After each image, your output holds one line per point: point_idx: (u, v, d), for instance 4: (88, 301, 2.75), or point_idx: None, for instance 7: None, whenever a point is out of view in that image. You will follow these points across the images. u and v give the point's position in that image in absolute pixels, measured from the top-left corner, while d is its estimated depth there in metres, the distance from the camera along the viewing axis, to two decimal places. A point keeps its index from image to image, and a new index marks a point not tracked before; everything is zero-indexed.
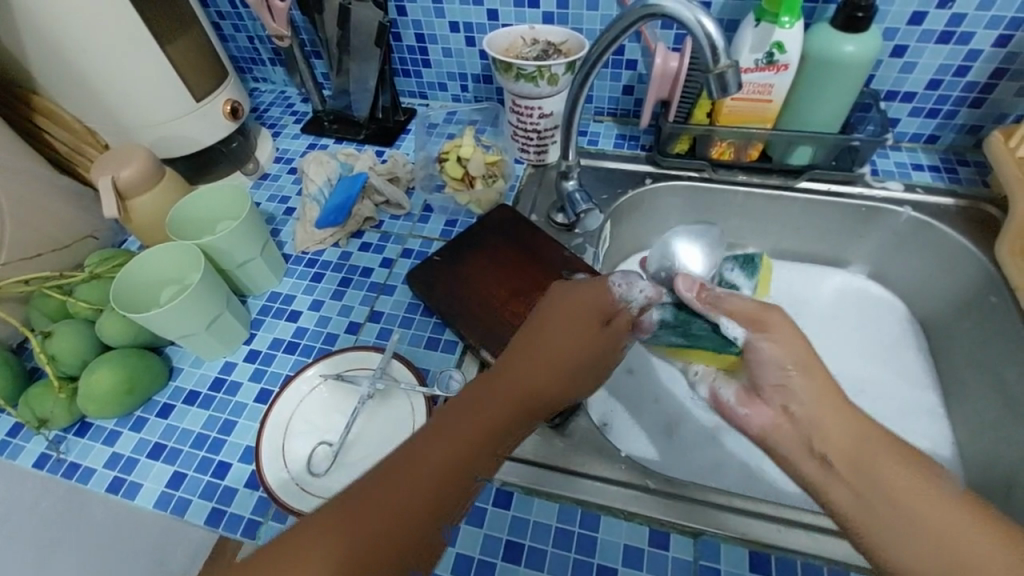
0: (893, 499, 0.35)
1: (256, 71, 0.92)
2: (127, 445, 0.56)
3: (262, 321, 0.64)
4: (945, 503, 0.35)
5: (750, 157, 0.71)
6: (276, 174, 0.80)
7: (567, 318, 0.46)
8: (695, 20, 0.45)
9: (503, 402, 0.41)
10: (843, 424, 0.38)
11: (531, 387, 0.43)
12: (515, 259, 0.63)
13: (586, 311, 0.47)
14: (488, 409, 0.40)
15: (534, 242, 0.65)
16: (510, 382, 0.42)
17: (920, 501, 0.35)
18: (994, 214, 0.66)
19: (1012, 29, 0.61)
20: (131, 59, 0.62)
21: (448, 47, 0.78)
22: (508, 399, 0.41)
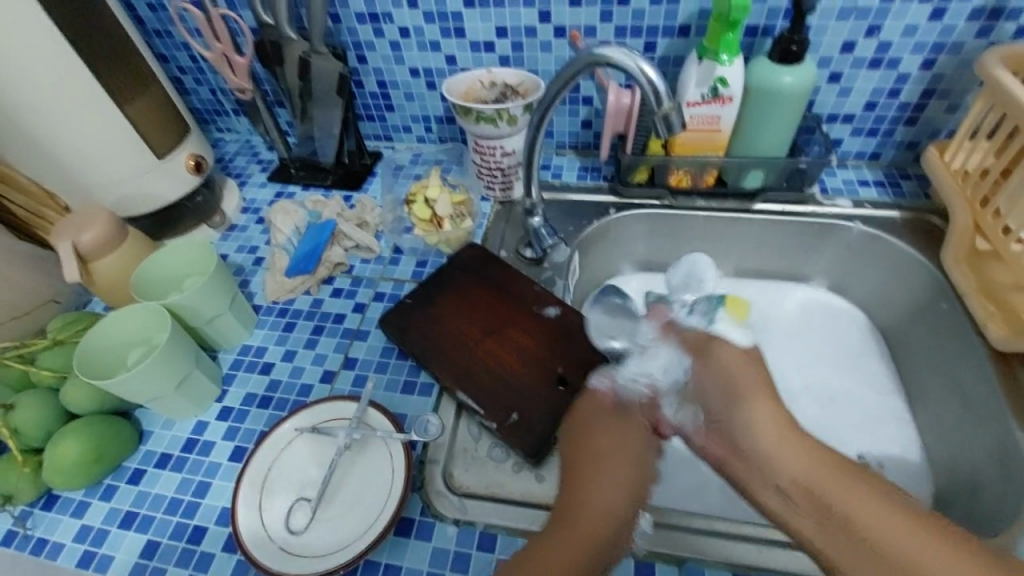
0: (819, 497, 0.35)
1: (220, 122, 0.92)
2: (97, 515, 0.54)
3: (234, 376, 0.63)
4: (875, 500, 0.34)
5: (707, 183, 0.73)
6: (243, 225, 0.80)
7: (598, 432, 0.46)
8: (638, 67, 0.47)
9: (577, 537, 0.39)
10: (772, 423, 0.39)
11: (605, 508, 0.42)
12: (487, 297, 0.64)
13: (603, 416, 0.47)
14: (561, 546, 0.39)
15: (503, 279, 0.66)
16: (584, 501, 0.42)
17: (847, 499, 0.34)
18: (937, 223, 0.70)
19: (934, 53, 0.65)
20: (90, 122, 0.62)
21: (410, 91, 0.80)
22: (580, 532, 0.40)
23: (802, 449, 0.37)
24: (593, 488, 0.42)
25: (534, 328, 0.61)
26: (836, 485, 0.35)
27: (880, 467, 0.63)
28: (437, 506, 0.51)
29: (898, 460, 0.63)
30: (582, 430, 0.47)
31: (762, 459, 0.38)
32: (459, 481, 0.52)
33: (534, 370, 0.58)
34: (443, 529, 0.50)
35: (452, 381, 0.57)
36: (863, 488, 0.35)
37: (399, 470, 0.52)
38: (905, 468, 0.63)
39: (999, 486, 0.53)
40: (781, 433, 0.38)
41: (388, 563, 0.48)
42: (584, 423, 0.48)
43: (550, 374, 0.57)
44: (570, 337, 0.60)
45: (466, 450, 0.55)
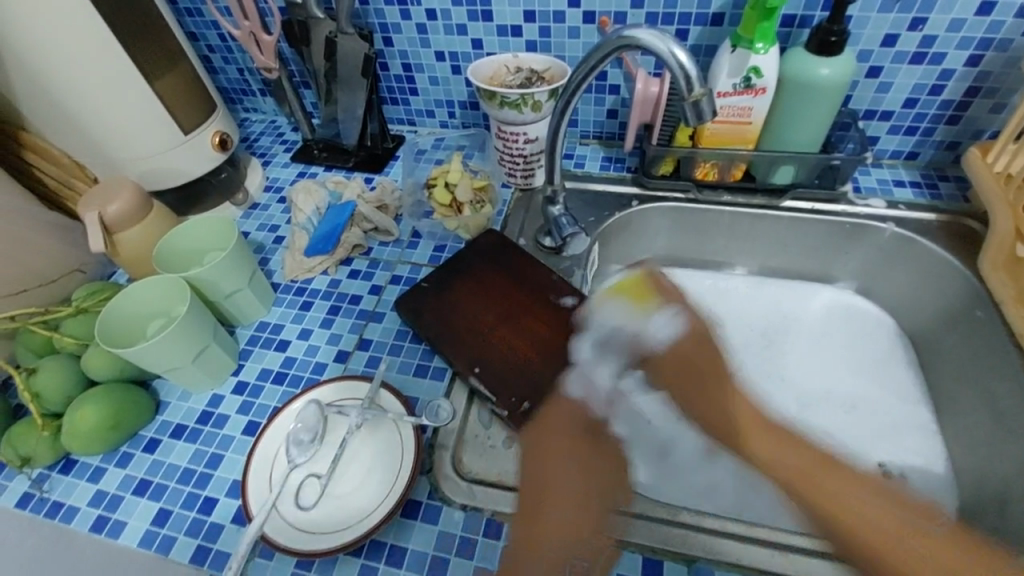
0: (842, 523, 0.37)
1: (246, 101, 0.93)
2: (112, 482, 0.55)
3: (250, 352, 0.63)
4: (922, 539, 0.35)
5: (735, 177, 0.71)
6: (265, 204, 0.80)
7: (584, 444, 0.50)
8: (669, 51, 0.46)
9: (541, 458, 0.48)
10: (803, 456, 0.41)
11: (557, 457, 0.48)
12: (501, 283, 0.64)
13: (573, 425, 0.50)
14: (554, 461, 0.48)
15: (519, 266, 0.65)
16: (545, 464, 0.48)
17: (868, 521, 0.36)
18: (976, 227, 0.67)
19: (981, 49, 0.62)
20: (119, 94, 0.63)
21: (435, 75, 0.80)
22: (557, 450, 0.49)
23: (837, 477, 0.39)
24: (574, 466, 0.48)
25: (549, 316, 0.60)
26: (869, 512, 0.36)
27: (903, 478, 0.61)
28: (445, 490, 0.50)
29: (922, 471, 0.61)
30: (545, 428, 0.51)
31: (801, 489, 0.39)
32: (468, 467, 0.52)
33: (546, 358, 0.57)
34: (449, 513, 0.49)
35: (465, 367, 0.57)
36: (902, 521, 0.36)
37: (408, 452, 0.51)
38: (929, 480, 0.60)
39: None
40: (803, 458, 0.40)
41: (394, 544, 0.48)
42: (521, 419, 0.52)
43: (563, 365, 0.56)
44: (583, 326, 0.59)
45: (476, 436, 0.54)
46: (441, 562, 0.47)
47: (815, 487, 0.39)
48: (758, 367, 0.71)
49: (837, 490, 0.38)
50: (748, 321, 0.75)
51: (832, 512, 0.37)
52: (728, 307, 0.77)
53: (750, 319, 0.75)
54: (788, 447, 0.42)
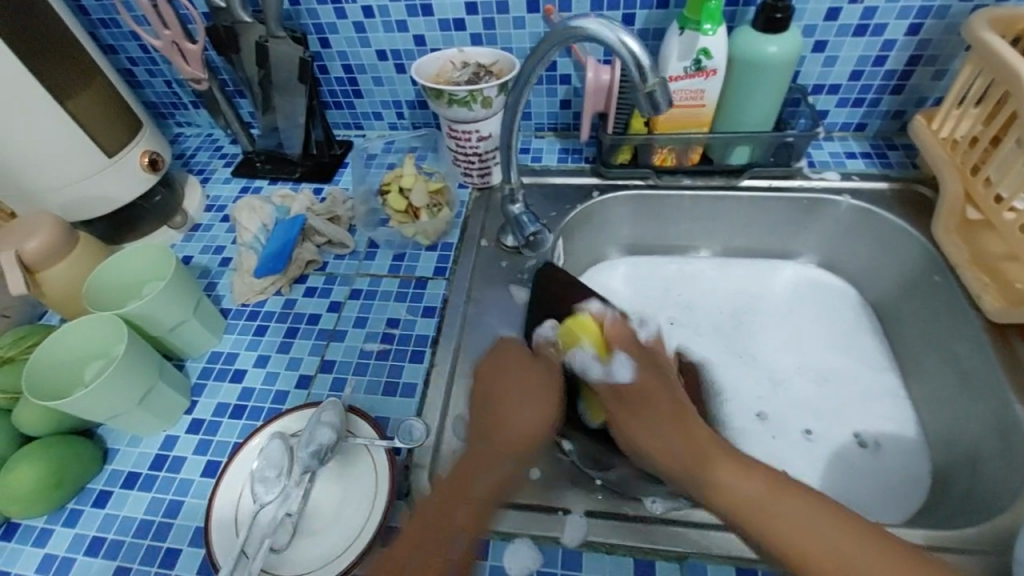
0: (751, 515, 0.41)
1: (179, 115, 0.87)
2: (61, 543, 0.50)
3: (204, 386, 0.59)
4: (843, 530, 0.39)
5: (692, 161, 0.70)
6: (207, 224, 0.75)
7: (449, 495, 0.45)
8: (618, 38, 0.44)
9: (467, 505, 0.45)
10: (729, 462, 0.43)
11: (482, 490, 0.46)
12: (515, 385, 0.50)
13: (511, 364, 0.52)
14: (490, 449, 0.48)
15: (497, 378, 0.51)
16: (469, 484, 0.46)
17: (768, 508, 0.41)
18: (926, 194, 0.68)
19: (921, 17, 0.63)
20: (28, 117, 0.57)
21: (379, 75, 0.76)
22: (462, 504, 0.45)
23: (739, 467, 0.43)
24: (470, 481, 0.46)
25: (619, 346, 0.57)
26: (761, 500, 0.41)
27: (877, 446, 0.62)
28: None
29: (894, 436, 0.62)
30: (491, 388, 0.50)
31: (726, 497, 0.42)
32: None
33: (674, 411, 0.46)
34: None
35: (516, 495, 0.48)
36: (800, 501, 0.41)
37: (383, 478, 0.49)
38: (900, 445, 0.62)
39: (998, 463, 0.52)
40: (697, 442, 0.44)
41: None
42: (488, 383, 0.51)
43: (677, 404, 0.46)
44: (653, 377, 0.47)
45: (452, 452, 0.52)
46: None
47: (740, 489, 0.42)
48: (731, 347, 0.71)
49: (743, 488, 0.42)
50: (716, 303, 0.75)
51: (740, 502, 0.41)
52: (696, 291, 0.77)
53: (718, 301, 0.75)
54: (712, 445, 0.44)
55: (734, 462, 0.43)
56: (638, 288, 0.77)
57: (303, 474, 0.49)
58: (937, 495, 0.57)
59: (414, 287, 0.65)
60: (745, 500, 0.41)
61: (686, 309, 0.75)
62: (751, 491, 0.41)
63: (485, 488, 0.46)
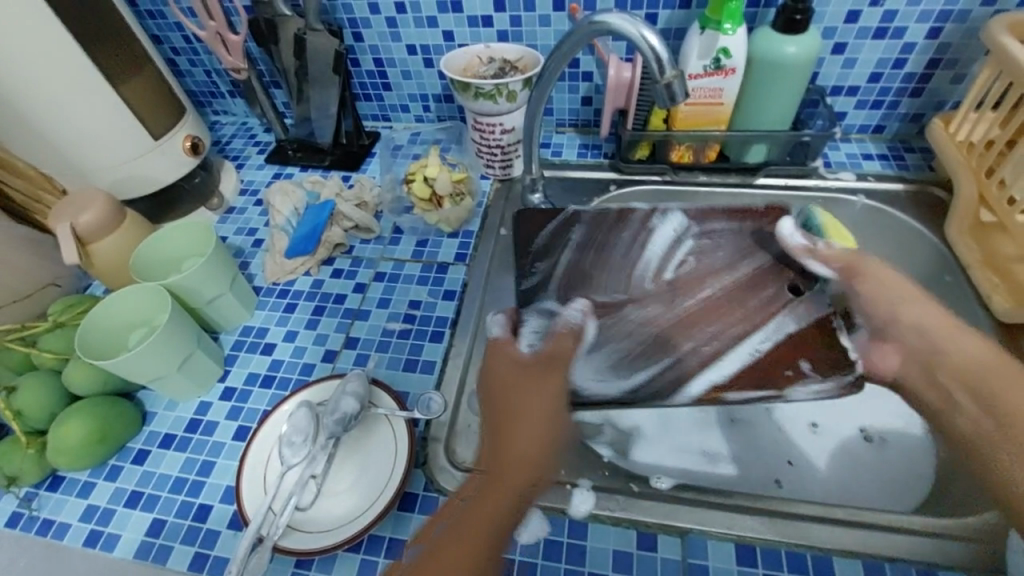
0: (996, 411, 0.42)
1: (216, 104, 0.91)
2: (102, 495, 0.54)
3: (235, 357, 0.63)
4: None
5: (709, 158, 0.72)
6: (241, 207, 0.79)
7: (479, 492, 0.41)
8: (640, 34, 0.46)
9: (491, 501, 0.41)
10: (968, 339, 0.47)
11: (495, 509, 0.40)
12: (524, 386, 0.49)
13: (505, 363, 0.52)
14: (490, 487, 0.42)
15: (512, 386, 0.49)
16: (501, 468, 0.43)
17: (1019, 392, 0.42)
18: (941, 196, 0.69)
19: (941, 22, 0.64)
20: (83, 101, 0.61)
21: (407, 69, 0.79)
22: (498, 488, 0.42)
23: (972, 340, 0.47)
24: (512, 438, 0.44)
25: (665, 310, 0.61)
26: (1021, 392, 0.42)
27: None
28: (441, 481, 0.51)
29: None
30: (502, 380, 0.50)
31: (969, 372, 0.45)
32: (462, 457, 0.53)
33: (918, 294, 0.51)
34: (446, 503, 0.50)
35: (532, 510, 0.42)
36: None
37: (402, 447, 0.52)
38: None
39: None
40: (959, 333, 0.47)
41: (393, 537, 0.48)
42: (503, 379, 0.50)
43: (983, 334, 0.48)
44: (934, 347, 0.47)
45: (468, 426, 0.55)
46: None
47: (962, 349, 0.46)
48: None
49: (973, 357, 0.46)
50: None
51: (1008, 413, 0.42)
52: None
53: None
54: (974, 337, 0.47)
55: (976, 339, 0.47)
56: None
57: (328, 440, 0.52)
58: None
59: (436, 272, 0.68)
60: (1002, 400, 0.42)
61: None
62: (975, 359, 0.46)
63: (518, 465, 0.43)
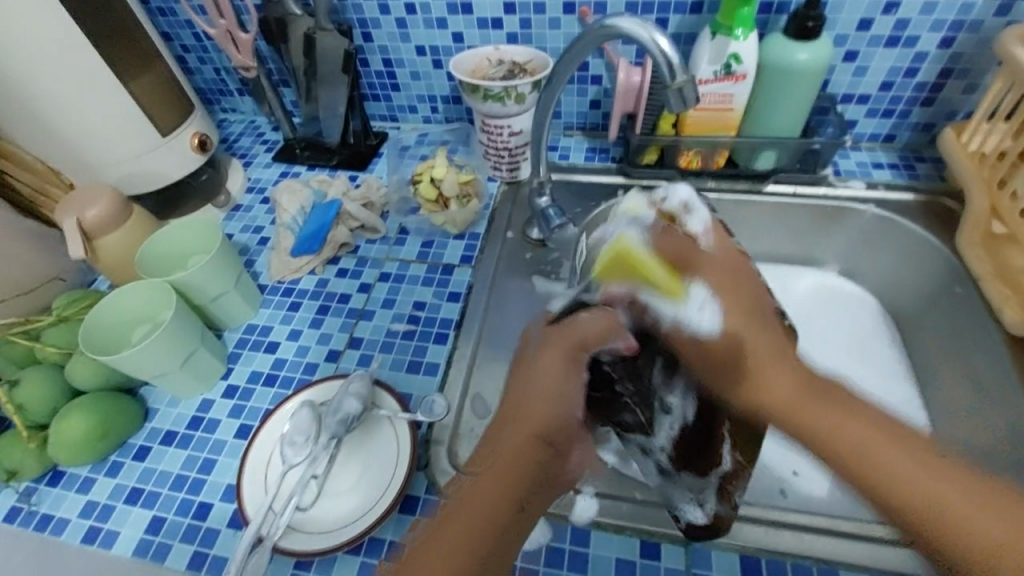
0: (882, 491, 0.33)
1: (225, 102, 0.91)
2: (102, 492, 0.54)
3: (239, 355, 0.63)
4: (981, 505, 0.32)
5: (718, 164, 0.72)
6: (248, 205, 0.79)
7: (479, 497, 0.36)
8: (651, 38, 0.46)
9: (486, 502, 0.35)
10: (813, 400, 0.36)
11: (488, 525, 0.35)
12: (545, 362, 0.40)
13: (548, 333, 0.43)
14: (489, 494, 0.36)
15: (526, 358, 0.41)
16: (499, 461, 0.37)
17: (883, 460, 0.33)
18: (952, 207, 0.68)
19: (954, 31, 0.63)
20: (94, 97, 0.62)
21: (416, 70, 0.79)
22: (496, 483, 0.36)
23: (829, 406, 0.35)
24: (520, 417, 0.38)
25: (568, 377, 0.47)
26: (873, 455, 0.34)
27: None
28: (443, 484, 0.50)
29: None
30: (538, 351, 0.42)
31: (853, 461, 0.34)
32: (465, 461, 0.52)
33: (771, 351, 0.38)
34: None
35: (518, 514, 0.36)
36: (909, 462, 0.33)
37: (404, 448, 0.51)
38: None
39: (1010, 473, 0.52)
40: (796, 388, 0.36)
41: (393, 540, 0.48)
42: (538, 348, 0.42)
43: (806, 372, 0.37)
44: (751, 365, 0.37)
45: (471, 430, 0.55)
46: None
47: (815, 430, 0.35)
48: None
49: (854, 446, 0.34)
50: None
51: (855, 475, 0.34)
52: None
53: None
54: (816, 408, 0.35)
55: (841, 419, 0.35)
56: None
57: (330, 440, 0.51)
58: None
59: (441, 273, 0.68)
60: (899, 493, 0.33)
61: None
62: (859, 446, 0.34)
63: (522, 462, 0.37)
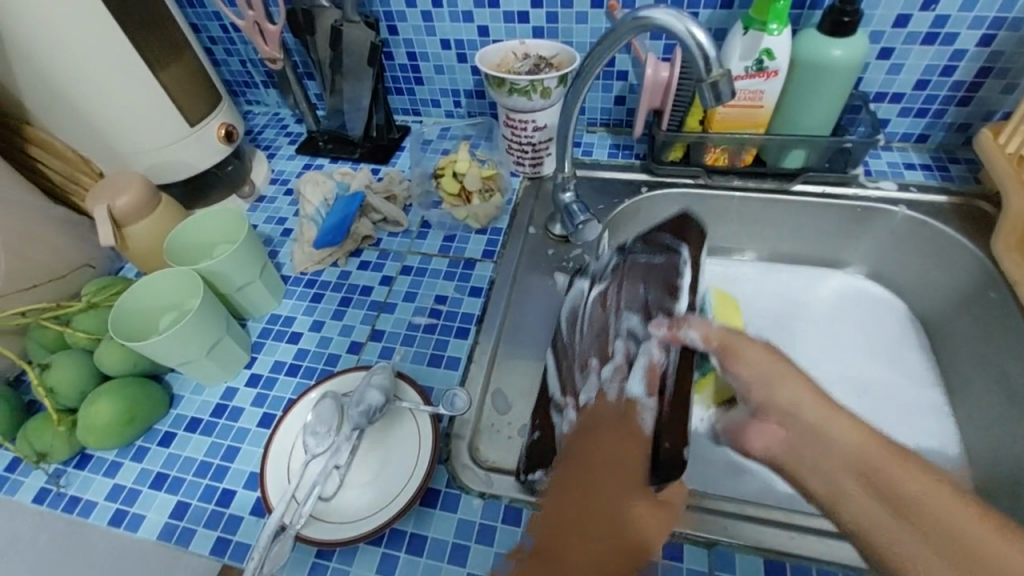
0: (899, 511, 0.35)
1: (250, 94, 0.92)
2: (129, 476, 0.55)
3: (262, 344, 0.63)
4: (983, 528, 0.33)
5: (745, 162, 0.71)
6: (272, 196, 0.80)
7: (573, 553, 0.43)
8: (687, 31, 0.45)
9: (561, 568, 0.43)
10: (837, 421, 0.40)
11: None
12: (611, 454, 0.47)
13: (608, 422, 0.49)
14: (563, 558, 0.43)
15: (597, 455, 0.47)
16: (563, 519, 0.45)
17: (933, 505, 0.35)
18: (987, 209, 0.66)
19: (994, 29, 0.62)
20: (124, 86, 0.62)
21: (440, 64, 0.79)
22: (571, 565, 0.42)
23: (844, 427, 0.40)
24: (616, 518, 0.43)
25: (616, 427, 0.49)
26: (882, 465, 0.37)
27: None
28: (464, 478, 0.51)
29: (935, 454, 0.61)
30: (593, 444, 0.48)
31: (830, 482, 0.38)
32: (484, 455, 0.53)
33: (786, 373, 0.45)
34: (467, 500, 0.49)
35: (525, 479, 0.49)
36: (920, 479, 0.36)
37: (426, 441, 0.51)
38: (940, 462, 0.60)
39: None
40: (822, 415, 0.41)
41: (414, 533, 0.48)
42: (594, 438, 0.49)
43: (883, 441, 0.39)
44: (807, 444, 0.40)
45: (491, 425, 0.55)
46: (462, 549, 0.47)
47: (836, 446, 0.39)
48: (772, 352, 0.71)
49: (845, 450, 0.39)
50: (758, 306, 0.75)
51: (892, 494, 0.36)
52: (738, 295, 0.76)
53: (760, 305, 0.75)
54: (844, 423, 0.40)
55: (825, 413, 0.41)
56: None
57: (353, 431, 0.51)
58: None
59: (463, 267, 0.68)
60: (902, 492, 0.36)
61: None
62: (925, 495, 0.35)
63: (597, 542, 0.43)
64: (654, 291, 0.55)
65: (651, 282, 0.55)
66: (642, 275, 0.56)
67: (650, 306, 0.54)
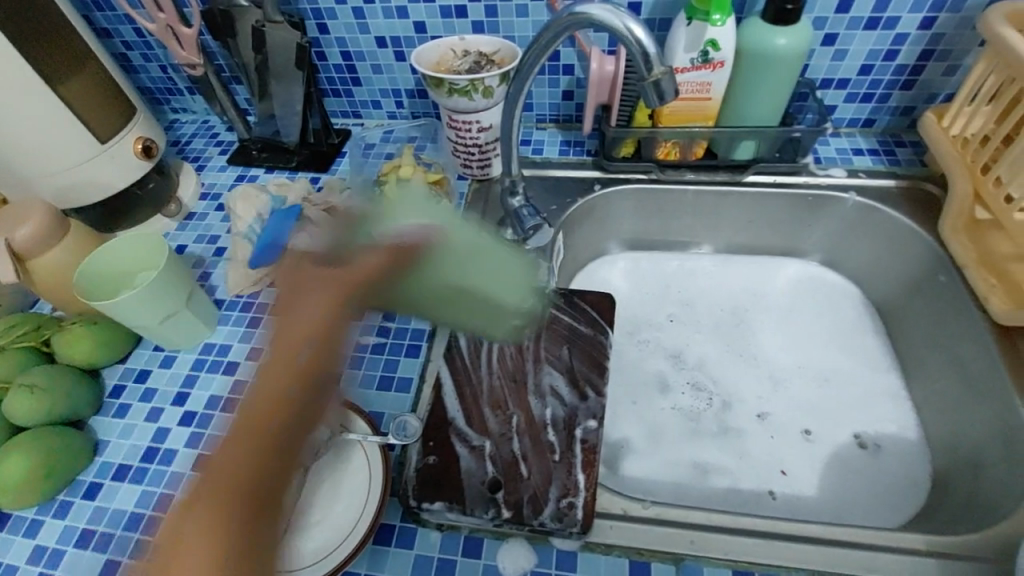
0: None
1: (173, 101, 0.86)
2: (51, 535, 0.50)
3: (196, 378, 0.58)
4: None
5: (696, 155, 0.69)
6: (202, 213, 0.74)
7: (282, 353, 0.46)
8: (626, 26, 0.43)
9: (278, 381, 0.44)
10: None
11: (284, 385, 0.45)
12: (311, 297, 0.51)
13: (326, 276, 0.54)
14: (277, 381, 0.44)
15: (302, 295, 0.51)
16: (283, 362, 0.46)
17: None
18: (935, 192, 0.67)
19: (935, 11, 0.61)
20: (18, 103, 0.56)
21: (377, 63, 0.75)
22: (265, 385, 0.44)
23: None
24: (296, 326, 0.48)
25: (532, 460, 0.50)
26: None
27: (877, 448, 0.61)
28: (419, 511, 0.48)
29: (895, 439, 0.61)
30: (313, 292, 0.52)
31: None
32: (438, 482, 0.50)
33: None
34: (426, 534, 0.47)
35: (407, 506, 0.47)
36: None
37: (377, 473, 0.48)
38: (901, 447, 0.61)
39: (1003, 469, 0.51)
40: None
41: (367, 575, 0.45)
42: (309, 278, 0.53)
43: None
44: None
45: None
46: None
47: None
48: (732, 346, 0.70)
49: None
50: (716, 300, 0.74)
51: None
52: (696, 289, 0.76)
53: (719, 298, 0.74)
54: None
55: None
56: (638, 282, 0.76)
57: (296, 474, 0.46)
58: (937, 499, 0.56)
59: None
60: None
61: (685, 307, 0.74)
62: None
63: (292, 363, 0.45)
64: (582, 362, 0.58)
65: (574, 347, 0.59)
66: (567, 338, 0.60)
67: (576, 376, 0.57)
